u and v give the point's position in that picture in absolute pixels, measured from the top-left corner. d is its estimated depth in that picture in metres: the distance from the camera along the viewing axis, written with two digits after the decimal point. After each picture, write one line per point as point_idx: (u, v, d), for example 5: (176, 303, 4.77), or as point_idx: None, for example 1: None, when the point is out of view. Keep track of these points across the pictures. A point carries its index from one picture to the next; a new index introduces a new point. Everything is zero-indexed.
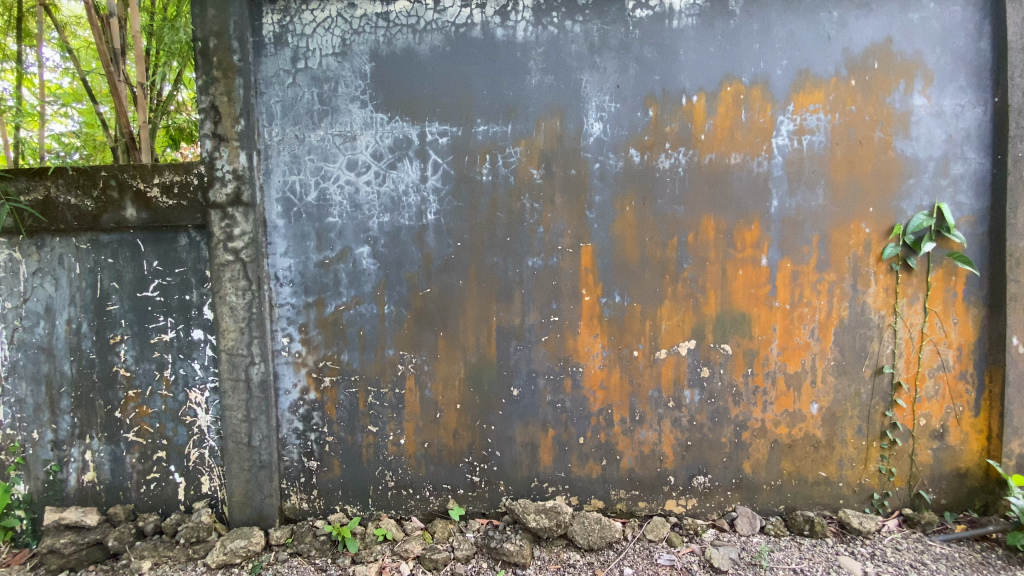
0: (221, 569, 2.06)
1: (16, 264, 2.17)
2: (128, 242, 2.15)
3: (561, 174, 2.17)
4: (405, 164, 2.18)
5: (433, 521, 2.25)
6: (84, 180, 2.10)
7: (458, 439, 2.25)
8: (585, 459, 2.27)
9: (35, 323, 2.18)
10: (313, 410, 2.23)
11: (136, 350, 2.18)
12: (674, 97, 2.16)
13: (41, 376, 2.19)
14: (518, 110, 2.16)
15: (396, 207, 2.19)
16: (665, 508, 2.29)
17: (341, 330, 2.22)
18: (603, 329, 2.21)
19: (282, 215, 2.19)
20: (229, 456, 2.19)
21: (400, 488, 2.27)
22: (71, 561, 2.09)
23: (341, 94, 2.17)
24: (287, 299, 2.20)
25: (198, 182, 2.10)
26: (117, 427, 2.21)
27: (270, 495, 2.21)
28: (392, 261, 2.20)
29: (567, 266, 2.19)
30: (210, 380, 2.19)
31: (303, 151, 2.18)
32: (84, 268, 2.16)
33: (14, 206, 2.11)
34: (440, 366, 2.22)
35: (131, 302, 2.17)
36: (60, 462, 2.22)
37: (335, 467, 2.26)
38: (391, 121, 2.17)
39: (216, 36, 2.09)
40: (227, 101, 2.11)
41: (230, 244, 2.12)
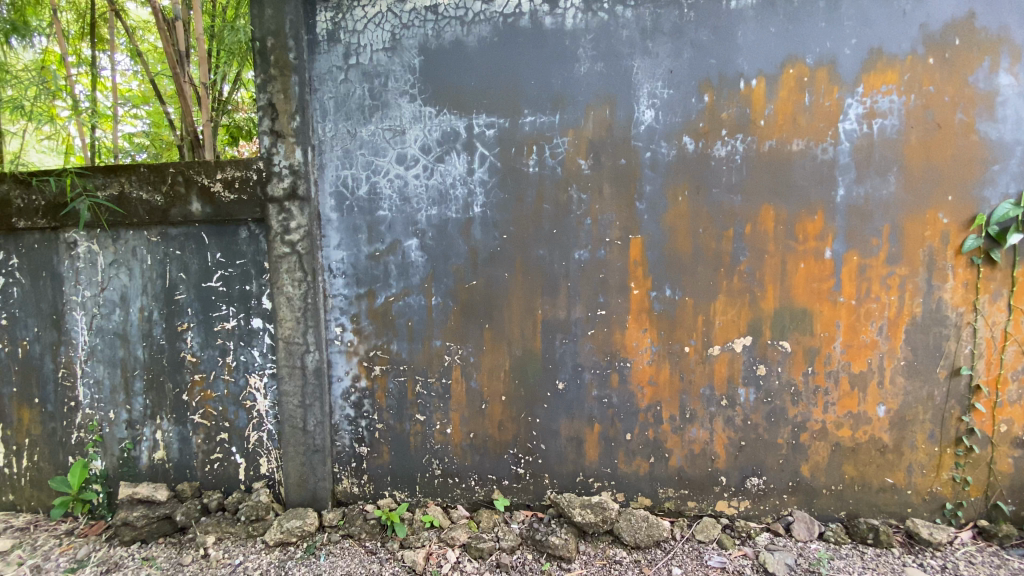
0: (278, 547, 2.17)
1: (94, 256, 2.33)
2: (193, 235, 2.27)
3: (610, 164, 2.12)
4: (453, 157, 2.19)
5: (478, 510, 2.27)
6: (154, 176, 2.22)
7: (503, 431, 2.25)
8: (632, 455, 2.22)
9: (111, 310, 2.34)
10: (364, 398, 2.29)
11: (201, 337, 2.30)
12: (731, 82, 2.06)
13: (117, 360, 2.36)
14: (566, 99, 2.12)
15: (444, 200, 2.20)
16: (716, 509, 2.22)
17: (391, 321, 2.26)
18: (653, 323, 2.16)
19: (335, 209, 2.25)
20: (286, 440, 2.28)
21: (447, 477, 2.30)
22: (142, 533, 2.24)
23: (391, 89, 2.20)
24: (340, 290, 2.27)
25: (257, 177, 2.18)
26: (185, 409, 2.35)
27: (323, 478, 2.28)
28: (440, 253, 2.22)
29: (615, 259, 2.15)
30: (268, 366, 2.28)
31: (355, 146, 2.23)
32: (154, 259, 2.30)
33: (93, 200, 2.26)
34: (486, 358, 2.23)
35: (197, 292, 2.29)
36: (133, 440, 2.38)
37: (384, 454, 2.31)
38: (439, 114, 2.19)
39: (273, 35, 2.16)
40: (284, 98, 2.18)
41: (287, 236, 2.20)
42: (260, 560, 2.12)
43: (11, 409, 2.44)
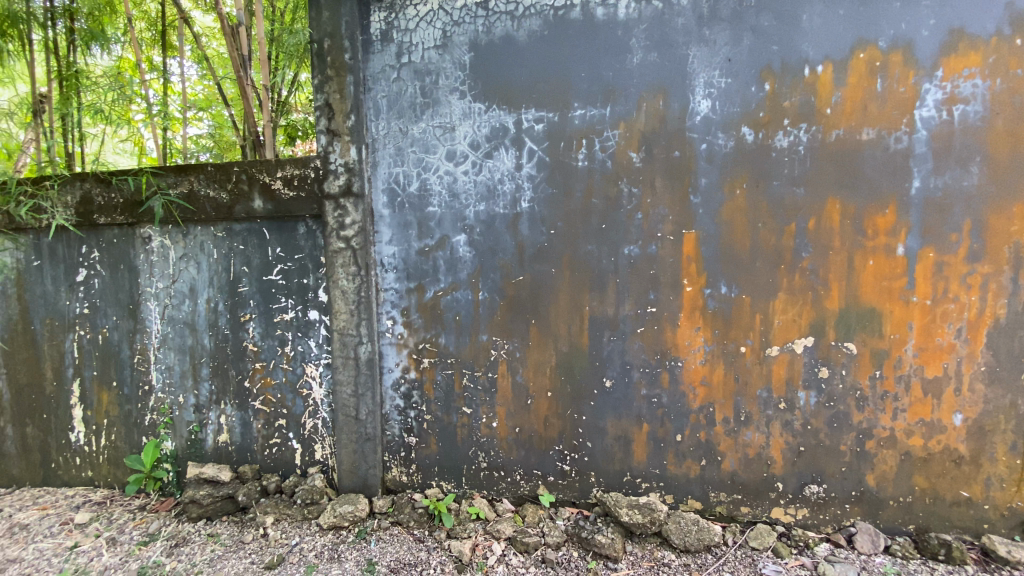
0: (331, 530, 2.25)
1: (166, 250, 2.49)
2: (255, 231, 2.39)
3: (662, 157, 2.07)
4: (501, 152, 2.19)
5: (524, 505, 2.27)
6: (220, 175, 2.35)
7: (549, 427, 2.25)
8: (682, 457, 2.17)
9: (181, 301, 2.50)
10: (413, 389, 2.35)
11: (262, 328, 2.42)
12: (794, 69, 1.96)
13: (186, 348, 2.51)
14: (617, 91, 2.08)
15: (492, 195, 2.21)
16: (771, 516, 2.13)
17: (439, 315, 2.30)
18: (706, 322, 2.09)
19: (387, 205, 2.31)
20: (339, 428, 2.36)
21: (492, 470, 2.32)
22: (208, 511, 2.38)
23: (442, 86, 2.23)
24: (391, 284, 2.32)
25: (314, 175, 2.27)
26: (247, 395, 2.48)
27: (374, 466, 2.35)
28: (487, 249, 2.23)
29: (667, 255, 2.09)
30: (323, 357, 2.37)
31: (407, 144, 2.27)
32: (220, 253, 2.43)
33: (166, 198, 2.41)
34: (532, 353, 2.23)
35: (259, 285, 2.41)
36: (199, 424, 2.54)
37: (432, 445, 2.36)
38: (489, 110, 2.19)
39: (330, 37, 2.24)
40: (340, 98, 2.25)
41: (343, 232, 2.27)
42: (314, 542, 2.21)
43: (93, 390, 2.65)
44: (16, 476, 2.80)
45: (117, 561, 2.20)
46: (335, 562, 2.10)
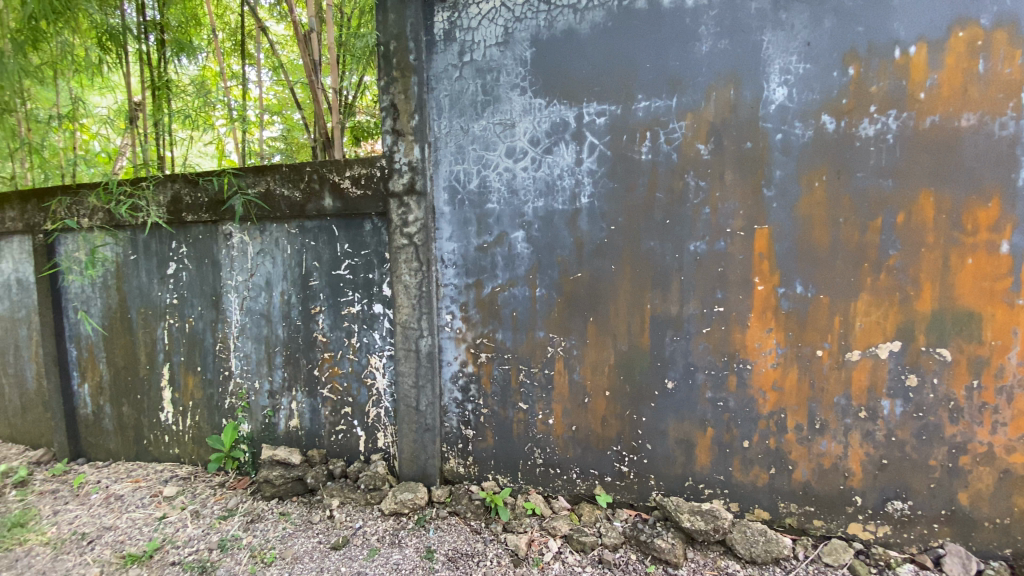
0: (392, 516, 2.33)
1: (245, 246, 2.67)
2: (325, 228, 2.51)
3: (732, 149, 1.98)
4: (561, 147, 2.17)
5: (580, 504, 2.25)
6: (294, 175, 2.49)
7: (607, 427, 2.21)
8: (749, 463, 2.07)
9: (258, 294, 2.67)
10: (471, 382, 2.38)
11: (331, 320, 2.54)
12: (882, 52, 1.81)
13: (262, 337, 2.69)
14: (684, 81, 2.01)
15: (551, 191, 2.20)
16: (847, 532, 2.00)
17: (497, 311, 2.31)
18: (779, 323, 1.98)
19: (448, 203, 2.35)
20: (401, 417, 2.44)
21: (548, 467, 2.31)
22: (280, 491, 2.54)
23: (503, 83, 2.24)
24: (451, 280, 2.37)
25: (380, 174, 2.35)
26: (316, 382, 2.61)
27: (433, 456, 2.42)
28: (545, 245, 2.22)
29: (736, 252, 2.00)
30: (386, 349, 2.46)
31: (468, 142, 2.30)
32: (293, 249, 2.58)
33: (245, 198, 2.58)
34: (591, 351, 2.20)
35: (328, 279, 2.53)
36: (273, 408, 2.71)
37: (489, 439, 2.38)
38: (550, 105, 2.18)
39: (396, 38, 2.31)
40: (405, 99, 2.31)
41: (406, 229, 2.34)
42: (377, 527, 2.30)
43: (179, 374, 2.89)
44: (115, 450, 3.11)
45: (201, 533, 2.39)
46: (396, 547, 2.18)
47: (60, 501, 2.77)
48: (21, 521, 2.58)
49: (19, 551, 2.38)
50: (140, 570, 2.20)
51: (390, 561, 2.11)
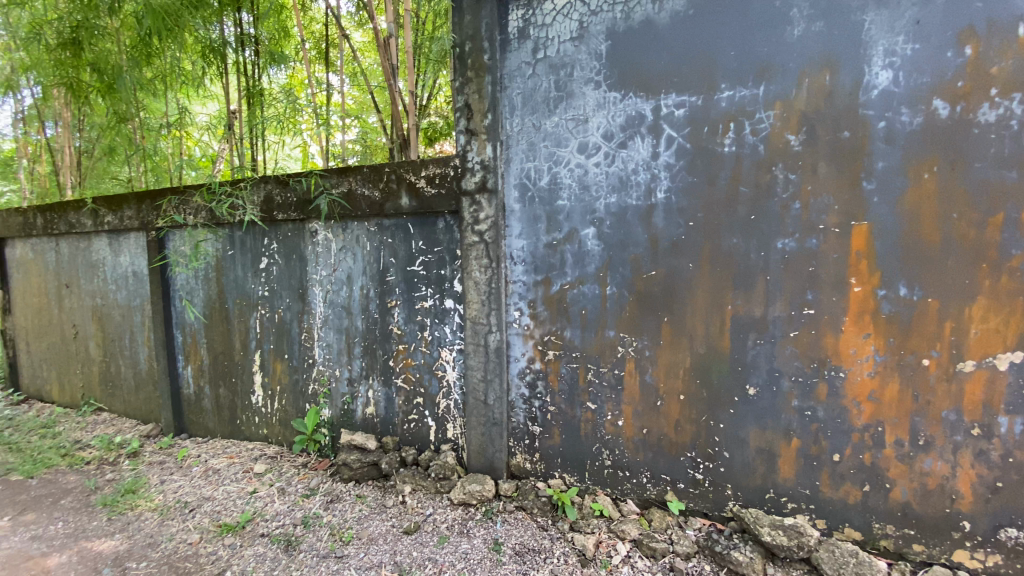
0: (461, 506, 2.39)
1: (329, 243, 2.84)
2: (402, 226, 2.61)
3: (827, 139, 1.84)
4: (637, 141, 2.11)
5: (650, 509, 2.19)
6: (374, 175, 2.61)
7: (680, 432, 2.13)
8: (839, 478, 1.92)
9: (339, 288, 2.83)
10: (538, 379, 2.37)
11: (405, 313, 2.64)
12: (1006, 27, 1.62)
13: (342, 328, 2.84)
14: (772, 68, 1.90)
15: (624, 186, 2.14)
16: (952, 560, 1.80)
17: (565, 309, 2.29)
18: (878, 328, 1.82)
19: (518, 200, 2.34)
20: (470, 410, 2.49)
21: (617, 469, 2.26)
22: (357, 474, 2.68)
23: (577, 78, 2.21)
24: (519, 277, 2.36)
25: (454, 173, 2.41)
26: (391, 372, 2.72)
27: (500, 450, 2.44)
28: (618, 242, 2.17)
29: (830, 250, 1.86)
30: (457, 343, 2.52)
31: (539, 138, 2.28)
32: (372, 246, 2.71)
33: (330, 197, 2.75)
34: (664, 353, 2.13)
35: (403, 275, 2.63)
36: (352, 396, 2.86)
37: (556, 436, 2.37)
38: (625, 98, 2.13)
39: (471, 39, 2.35)
40: (478, 98, 2.35)
41: (477, 226, 2.38)
42: (446, 515, 2.36)
43: (269, 361, 3.12)
44: (212, 428, 3.42)
45: (286, 508, 2.57)
46: (465, 537, 2.23)
47: (166, 471, 3.09)
48: (133, 487, 2.91)
49: (134, 513, 2.69)
50: (234, 539, 2.40)
51: (459, 550, 2.16)
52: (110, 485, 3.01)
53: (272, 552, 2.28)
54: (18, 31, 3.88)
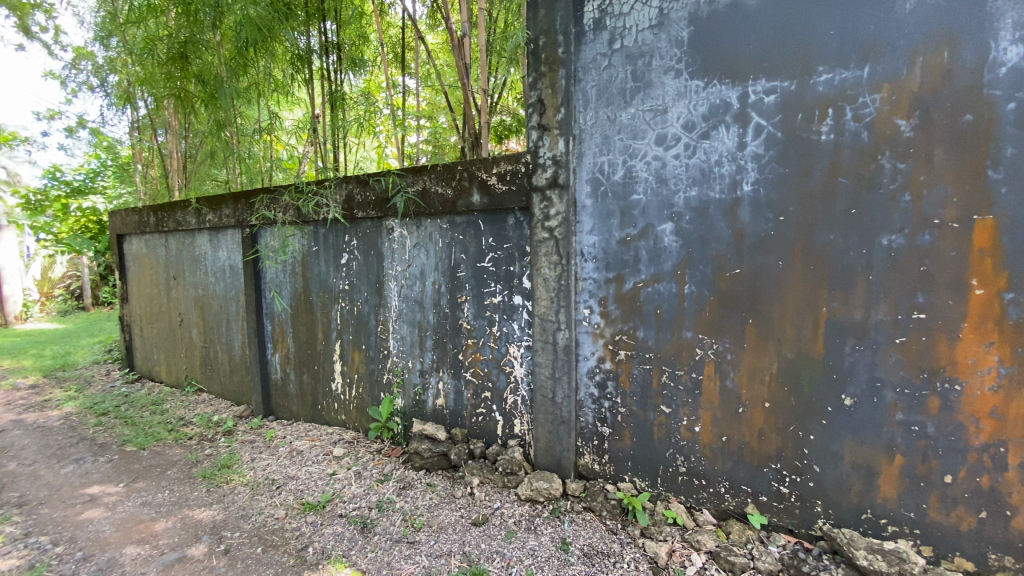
0: (528, 502, 2.38)
1: (404, 239, 2.93)
2: (472, 223, 2.65)
3: (945, 123, 1.66)
4: (721, 131, 2.00)
5: (728, 521, 2.07)
6: (447, 173, 2.66)
7: (764, 441, 2.00)
8: (950, 503, 1.72)
9: (413, 283, 2.92)
10: (608, 379, 2.30)
11: (475, 309, 2.68)
12: None
13: (415, 321, 2.93)
14: (879, 47, 1.73)
15: (706, 179, 2.03)
16: None
17: (639, 308, 2.20)
18: (1004, 337, 1.61)
19: (591, 195, 2.29)
20: (537, 407, 2.47)
21: (692, 477, 2.16)
22: (427, 463, 2.77)
23: (656, 67, 2.12)
24: (590, 274, 2.31)
25: (525, 169, 2.40)
26: (461, 366, 2.77)
27: (568, 449, 2.40)
28: (697, 238, 2.06)
29: (946, 247, 1.67)
30: (525, 339, 2.51)
31: (614, 131, 2.22)
32: (444, 242, 2.77)
33: (405, 195, 2.84)
34: (747, 357, 2.00)
35: (473, 271, 2.66)
36: (423, 386, 2.94)
37: (626, 439, 2.29)
38: (708, 86, 2.02)
39: (545, 34, 2.33)
40: (552, 93, 2.32)
41: (547, 222, 2.35)
42: (513, 510, 2.37)
43: (348, 351, 3.28)
44: (296, 411, 3.66)
45: (362, 492, 2.69)
46: (532, 534, 2.22)
47: (256, 450, 3.34)
48: (228, 463, 3.17)
49: (228, 487, 2.93)
50: (316, 517, 2.55)
51: (526, 546, 2.15)
52: (208, 459, 3.30)
53: (350, 532, 2.39)
54: (135, 49, 4.35)
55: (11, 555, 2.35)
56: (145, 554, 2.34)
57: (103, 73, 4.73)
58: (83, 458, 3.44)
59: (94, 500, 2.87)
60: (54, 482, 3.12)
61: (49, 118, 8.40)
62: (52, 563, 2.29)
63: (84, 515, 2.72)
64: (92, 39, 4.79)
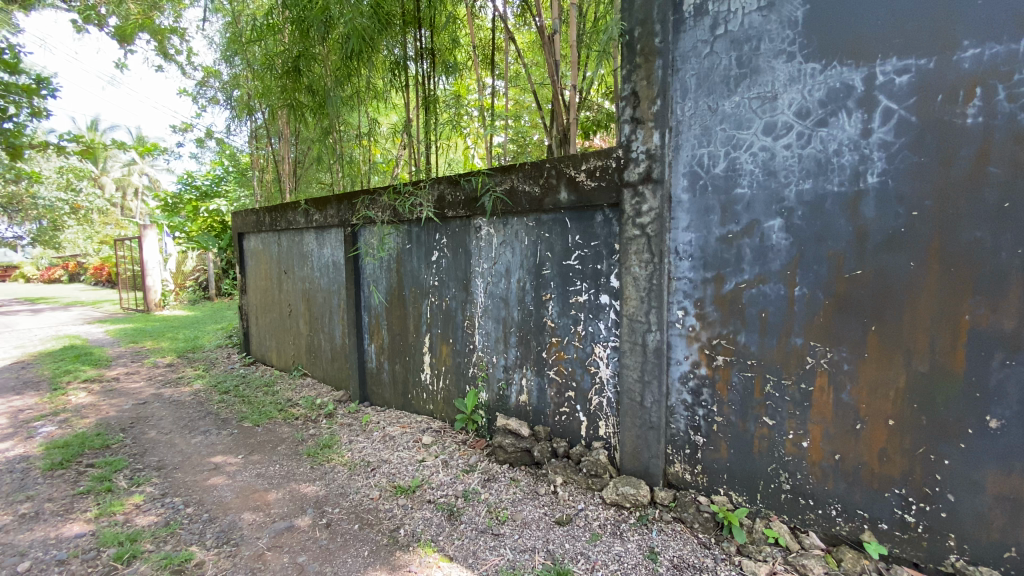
0: (614, 506, 2.33)
1: (491, 237, 2.99)
2: (559, 220, 2.63)
3: None
4: (841, 117, 1.82)
5: (839, 547, 1.88)
6: (534, 171, 2.67)
7: (885, 463, 1.79)
8: None
9: (499, 280, 2.97)
10: (703, 386, 2.18)
11: (560, 307, 2.66)
12: None
13: (500, 318, 2.98)
14: None
15: (822, 170, 1.86)
16: None
17: (739, 310, 2.06)
18: None
19: (688, 190, 2.18)
20: (624, 410, 2.40)
21: (797, 496, 1.98)
22: (511, 458, 2.81)
23: (765, 51, 1.97)
24: (685, 273, 2.20)
25: (616, 165, 2.33)
26: (545, 364, 2.77)
27: (656, 456, 2.31)
28: (811, 235, 1.89)
29: None
30: (611, 339, 2.45)
31: (716, 122, 2.09)
32: (530, 241, 2.78)
33: (494, 194, 2.89)
34: (868, 367, 1.80)
35: (559, 269, 2.65)
36: (507, 382, 2.98)
37: (722, 450, 2.16)
38: (826, 68, 1.84)
39: (641, 24, 2.24)
40: (647, 85, 2.23)
41: (639, 219, 2.27)
42: (598, 513, 2.33)
43: (436, 344, 3.41)
44: (388, 399, 3.88)
45: (449, 480, 2.78)
46: (618, 539, 2.16)
47: (353, 433, 3.58)
48: (329, 443, 3.43)
49: (328, 465, 3.16)
50: (406, 500, 2.68)
51: (612, 551, 2.10)
52: (312, 438, 3.59)
53: (437, 518, 2.49)
54: (255, 65, 4.83)
55: (152, 512, 2.70)
56: (259, 521, 2.59)
57: (229, 89, 5.30)
58: (209, 430, 3.90)
59: (217, 469, 3.24)
60: (186, 450, 3.55)
61: (183, 130, 9.60)
62: (184, 521, 2.61)
63: (210, 481, 3.07)
64: (220, 58, 5.38)
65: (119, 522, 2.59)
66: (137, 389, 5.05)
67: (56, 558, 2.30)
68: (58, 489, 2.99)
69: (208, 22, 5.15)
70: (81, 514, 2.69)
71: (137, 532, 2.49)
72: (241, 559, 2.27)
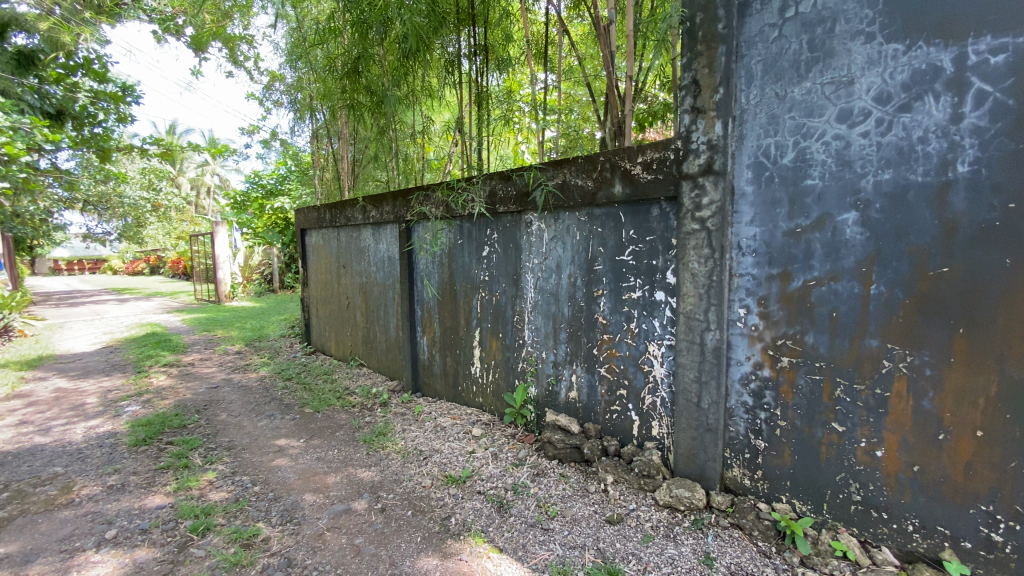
0: (667, 508, 2.27)
1: (542, 232, 2.98)
2: (613, 215, 2.59)
3: None
4: (927, 101, 1.67)
5: (916, 564, 1.75)
6: (588, 165, 2.63)
7: (972, 477, 1.64)
8: None
9: (549, 275, 2.96)
10: (766, 389, 2.08)
11: (612, 303, 2.62)
12: None
13: (550, 313, 2.97)
14: None
15: (905, 159, 1.72)
16: None
17: (807, 309, 1.95)
18: None
19: (752, 181, 2.08)
20: (679, 411, 2.33)
21: (869, 508, 1.86)
22: (560, 454, 2.81)
23: (840, 32, 1.84)
24: (748, 269, 2.10)
25: (674, 157, 2.25)
26: (596, 361, 2.74)
27: (713, 459, 2.23)
28: (890, 230, 1.76)
29: None
30: (666, 337, 2.38)
31: (784, 109, 1.98)
32: (582, 235, 2.75)
33: (545, 189, 2.88)
34: (955, 373, 1.65)
35: (612, 264, 2.61)
36: (556, 377, 2.97)
37: (784, 456, 2.05)
38: (911, 49, 1.69)
39: (703, 10, 2.14)
40: (709, 73, 2.14)
41: (698, 213, 2.19)
42: (650, 514, 2.28)
43: (487, 338, 3.45)
44: (439, 391, 3.97)
45: (499, 473, 2.81)
46: (671, 542, 2.11)
47: (406, 422, 3.69)
48: (383, 431, 3.56)
49: (383, 452, 3.28)
50: (457, 490, 2.73)
51: (665, 553, 2.06)
52: (367, 426, 3.73)
53: (487, 510, 2.52)
54: (317, 68, 5.03)
55: (223, 488, 2.90)
56: (319, 502, 2.73)
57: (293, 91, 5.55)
58: (273, 415, 4.13)
59: (281, 451, 3.43)
60: (253, 432, 3.79)
61: (251, 132, 10.18)
62: (252, 499, 2.78)
63: (275, 462, 3.26)
64: (285, 63, 5.64)
65: (194, 496, 2.80)
66: (210, 374, 5.44)
67: (140, 527, 2.52)
68: (142, 464, 3.27)
69: (274, 28, 5.41)
70: (161, 487, 2.93)
71: (210, 506, 2.69)
72: (303, 537, 2.40)
